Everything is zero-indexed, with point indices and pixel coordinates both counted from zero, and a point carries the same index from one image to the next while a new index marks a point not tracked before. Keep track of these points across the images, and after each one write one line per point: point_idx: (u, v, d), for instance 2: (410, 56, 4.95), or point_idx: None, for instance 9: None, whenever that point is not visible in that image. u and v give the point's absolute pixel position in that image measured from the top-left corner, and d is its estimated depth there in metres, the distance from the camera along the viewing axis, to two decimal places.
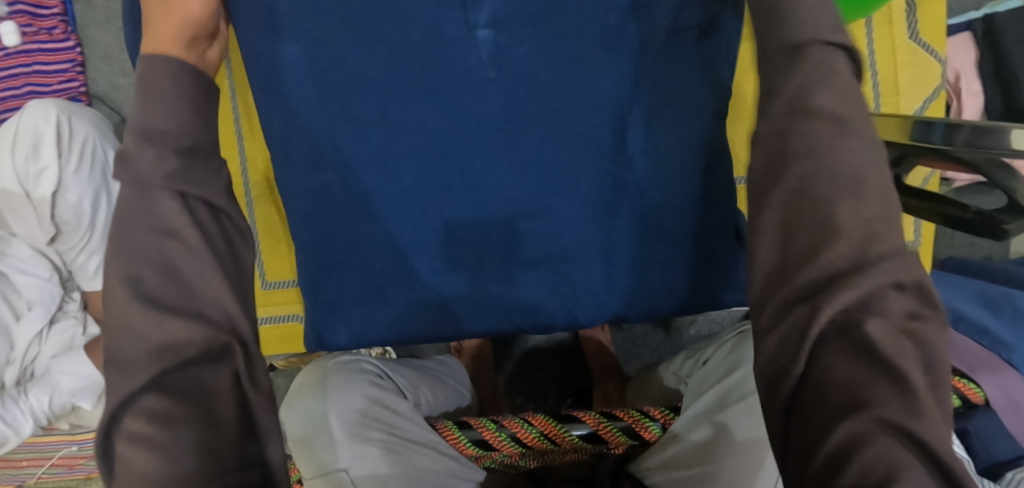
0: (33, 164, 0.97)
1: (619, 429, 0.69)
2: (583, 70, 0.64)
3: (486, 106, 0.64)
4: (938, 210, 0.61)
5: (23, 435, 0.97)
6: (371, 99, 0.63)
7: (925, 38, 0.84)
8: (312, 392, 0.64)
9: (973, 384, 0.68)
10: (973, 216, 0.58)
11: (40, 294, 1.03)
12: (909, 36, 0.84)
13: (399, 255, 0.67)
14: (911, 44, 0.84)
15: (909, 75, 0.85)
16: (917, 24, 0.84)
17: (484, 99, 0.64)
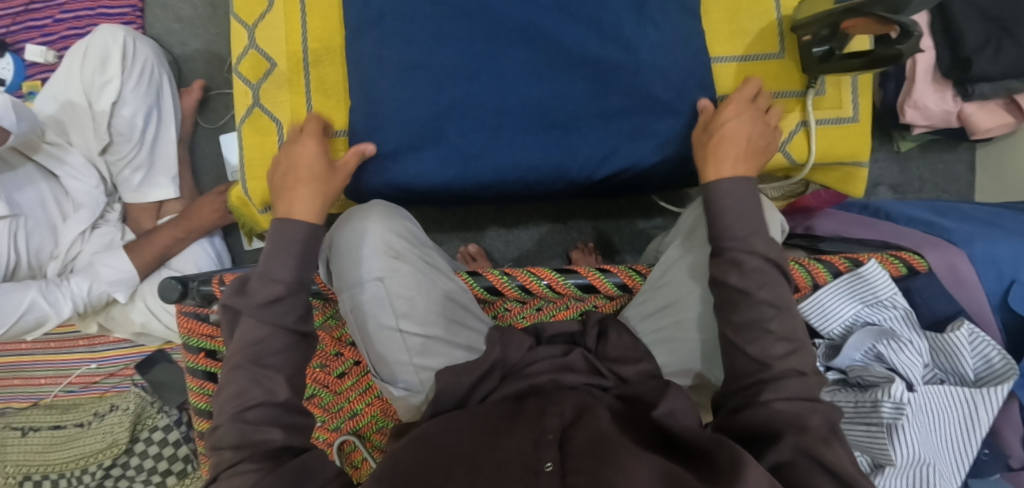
0: (98, 76, 1.10)
1: (611, 281, 0.77)
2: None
3: None
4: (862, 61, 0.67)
5: (62, 317, 1.06)
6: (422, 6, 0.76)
7: None
8: (359, 212, 0.71)
9: (918, 255, 0.76)
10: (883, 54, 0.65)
11: (87, 197, 1.14)
12: None
13: (433, 110, 0.75)
14: None
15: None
16: None
17: None
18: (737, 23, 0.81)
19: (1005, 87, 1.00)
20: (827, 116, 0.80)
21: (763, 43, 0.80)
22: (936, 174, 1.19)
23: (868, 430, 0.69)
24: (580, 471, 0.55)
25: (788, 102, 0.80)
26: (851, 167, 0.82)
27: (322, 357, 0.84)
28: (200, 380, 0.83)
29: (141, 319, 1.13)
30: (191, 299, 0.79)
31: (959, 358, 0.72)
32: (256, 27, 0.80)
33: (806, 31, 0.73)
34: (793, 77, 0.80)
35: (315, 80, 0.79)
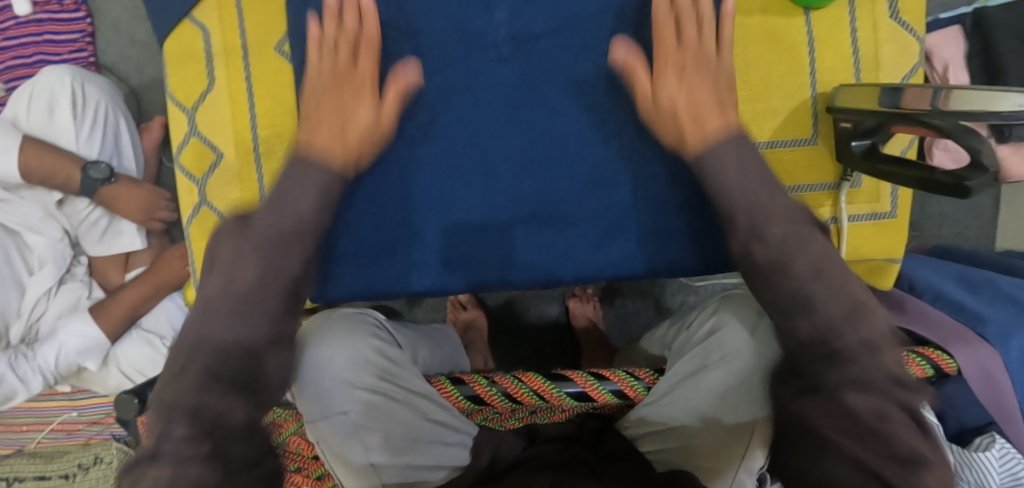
0: (47, 124, 0.98)
1: (607, 389, 0.71)
2: (589, 71, 0.71)
3: (511, 43, 0.71)
4: (912, 174, 0.61)
5: (32, 391, 0.99)
6: (404, 99, 0.70)
7: (905, 18, 0.72)
8: (319, 336, 0.66)
9: (947, 355, 0.69)
10: (945, 178, 0.58)
11: (52, 252, 1.05)
12: (889, 15, 0.72)
13: (412, 208, 0.72)
14: (892, 23, 0.72)
15: (889, 51, 0.72)
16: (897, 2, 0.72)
17: (510, 35, 0.71)
18: (766, 101, 0.71)
19: None
20: (861, 211, 0.73)
21: (793, 127, 0.71)
22: (960, 210, 1.10)
23: None
24: None
25: (818, 194, 0.72)
26: (881, 261, 0.75)
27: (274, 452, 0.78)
28: None
29: (116, 382, 1.08)
30: (153, 409, 0.73)
31: (987, 475, 0.66)
32: (196, 110, 0.71)
33: (847, 118, 0.65)
34: (826, 165, 0.72)
35: (268, 173, 0.69)
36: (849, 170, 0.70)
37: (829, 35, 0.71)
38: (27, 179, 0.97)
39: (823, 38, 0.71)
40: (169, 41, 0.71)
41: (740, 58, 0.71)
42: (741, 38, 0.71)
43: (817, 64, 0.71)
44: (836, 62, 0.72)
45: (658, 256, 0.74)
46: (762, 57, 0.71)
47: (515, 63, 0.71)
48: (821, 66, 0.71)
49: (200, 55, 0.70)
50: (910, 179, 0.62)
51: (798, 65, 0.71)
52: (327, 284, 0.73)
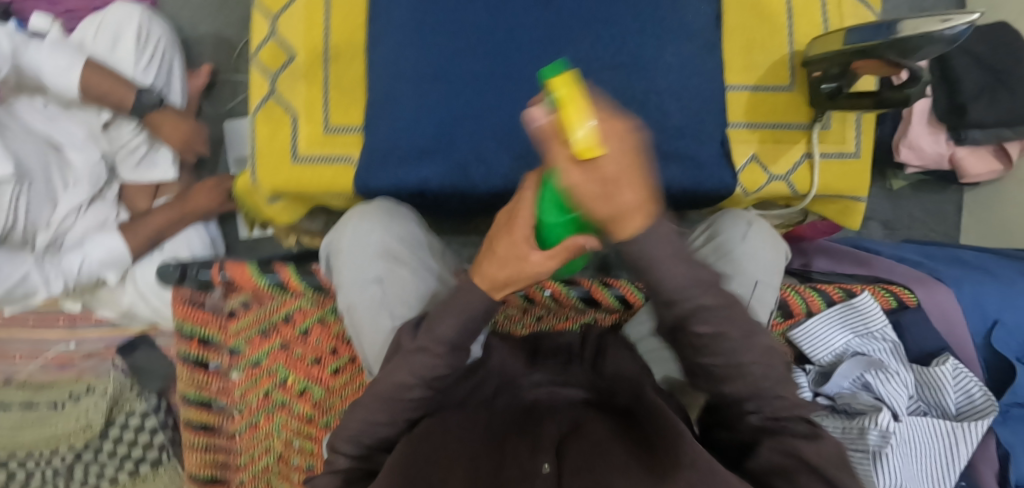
0: (110, 50, 1.07)
1: (611, 294, 0.80)
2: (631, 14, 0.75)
3: None
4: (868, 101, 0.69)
5: (50, 294, 1.03)
6: (450, 20, 0.75)
7: None
8: (362, 218, 0.72)
9: (909, 290, 0.80)
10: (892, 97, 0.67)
11: (88, 171, 1.10)
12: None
13: (446, 119, 0.74)
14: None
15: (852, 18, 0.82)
16: None
17: None
18: (751, 55, 0.77)
19: (995, 135, 1.04)
20: (830, 150, 0.77)
21: (775, 76, 0.77)
22: (926, 214, 1.24)
23: (853, 455, 0.69)
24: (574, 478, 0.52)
25: (793, 134, 0.78)
26: (848, 200, 0.80)
27: (295, 343, 0.82)
28: (191, 367, 0.81)
29: (129, 301, 1.12)
30: (188, 284, 0.79)
31: (943, 392, 0.74)
32: (279, 16, 0.77)
33: (817, 66, 0.73)
34: (799, 108, 0.77)
35: (334, 74, 0.76)
36: (819, 113, 0.76)
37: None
38: (83, 96, 1.04)
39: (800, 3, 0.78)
40: None
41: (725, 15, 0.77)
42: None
43: (793, 26, 0.78)
44: (806, 24, 0.78)
45: (682, 181, 0.75)
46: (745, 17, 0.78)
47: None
48: (798, 32, 0.77)
49: None
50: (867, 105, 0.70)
51: (777, 27, 0.77)
52: (362, 181, 0.76)
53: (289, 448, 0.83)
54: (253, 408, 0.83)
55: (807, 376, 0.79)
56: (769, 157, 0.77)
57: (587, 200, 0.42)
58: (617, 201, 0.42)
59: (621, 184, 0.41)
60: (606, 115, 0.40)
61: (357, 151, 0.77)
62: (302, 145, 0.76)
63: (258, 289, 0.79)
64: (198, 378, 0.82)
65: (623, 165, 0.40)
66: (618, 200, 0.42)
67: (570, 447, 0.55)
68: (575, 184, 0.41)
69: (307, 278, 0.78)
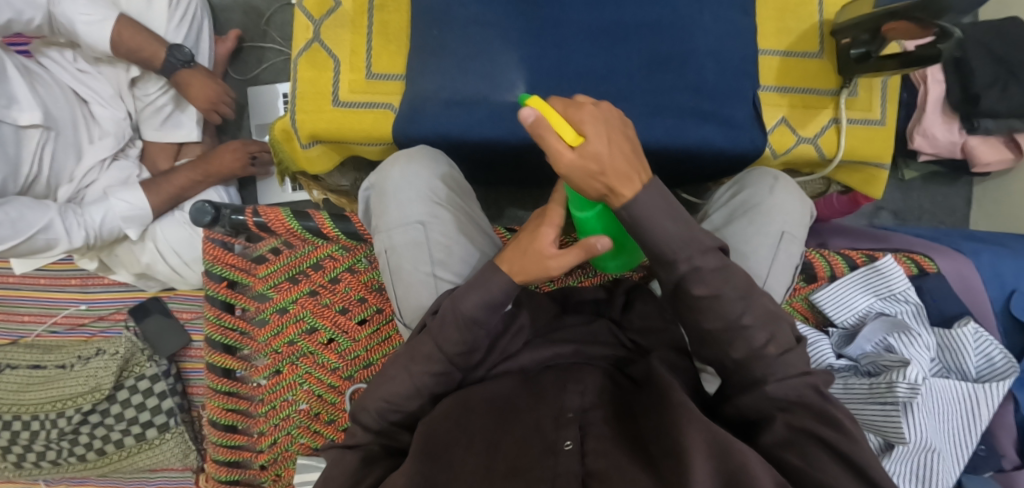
0: (143, 8, 1.07)
1: None
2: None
3: None
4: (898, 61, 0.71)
5: (71, 246, 1.02)
6: None
7: None
8: (403, 160, 0.72)
9: (929, 258, 0.82)
10: (921, 53, 0.68)
11: (114, 127, 1.11)
12: None
13: (486, 72, 0.75)
14: None
15: None
16: None
17: None
18: (783, 21, 0.80)
19: (1006, 126, 1.08)
20: (857, 117, 0.79)
21: (806, 42, 0.79)
22: (936, 206, 1.28)
23: (883, 409, 0.69)
24: (600, 454, 0.55)
25: (821, 99, 0.79)
26: (872, 168, 0.82)
27: (323, 291, 0.82)
28: (218, 310, 0.82)
29: (147, 259, 1.11)
30: (221, 227, 0.80)
31: (964, 355, 0.75)
32: None
33: (848, 33, 0.75)
34: (827, 75, 0.79)
35: (378, 23, 0.77)
36: (848, 79, 0.78)
37: None
38: (114, 51, 1.05)
39: None
40: None
41: None
42: None
43: None
44: None
45: (716, 140, 0.77)
46: None
47: None
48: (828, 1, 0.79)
49: None
50: (896, 66, 0.72)
51: None
52: (403, 126, 0.76)
53: (311, 400, 0.83)
54: (277, 356, 0.83)
55: (831, 338, 0.80)
56: (798, 121, 0.79)
57: (584, 181, 0.53)
58: (607, 180, 0.53)
59: (605, 161, 0.52)
60: (587, 114, 0.52)
61: (397, 99, 0.77)
62: (343, 91, 0.77)
63: (291, 233, 0.79)
64: (225, 323, 0.82)
65: (603, 147, 0.51)
66: (606, 179, 0.53)
67: (593, 429, 0.58)
68: (569, 167, 0.52)
69: (342, 225, 0.78)
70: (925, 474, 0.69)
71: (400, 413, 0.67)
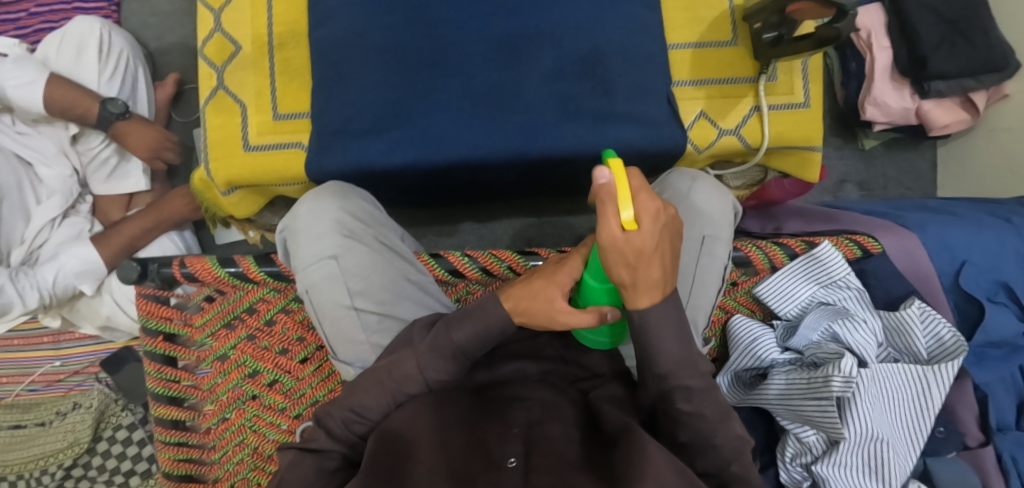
0: (74, 64, 1.07)
1: None
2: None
3: None
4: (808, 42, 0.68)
5: (26, 308, 1.03)
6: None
7: None
8: (312, 196, 0.72)
9: (873, 238, 0.78)
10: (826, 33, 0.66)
11: (60, 185, 1.11)
12: None
13: (391, 99, 0.74)
14: None
15: None
16: None
17: None
18: (694, 11, 0.77)
19: (960, 86, 1.06)
20: (779, 102, 0.77)
21: (717, 31, 0.77)
22: (900, 172, 1.25)
23: (821, 404, 0.67)
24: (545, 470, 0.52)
25: (741, 87, 0.77)
26: (804, 151, 0.79)
27: (261, 334, 0.82)
28: (159, 364, 0.82)
29: (108, 312, 1.12)
30: (151, 281, 0.80)
31: (912, 336, 0.73)
32: (222, 11, 0.77)
33: (756, 17, 0.73)
34: (743, 63, 0.77)
35: (280, 62, 0.77)
36: (764, 64, 0.75)
37: None
38: (49, 111, 1.04)
39: None
40: None
41: None
42: None
43: None
44: None
45: (635, 142, 0.75)
46: None
47: None
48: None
49: None
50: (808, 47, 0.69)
51: None
52: (315, 161, 0.75)
53: (264, 441, 0.83)
54: (224, 402, 0.83)
55: (775, 332, 0.78)
56: (717, 113, 0.77)
57: (616, 264, 0.52)
58: (636, 273, 0.53)
59: (644, 257, 0.52)
60: (650, 204, 0.51)
61: (307, 136, 0.77)
62: (253, 134, 0.76)
63: (220, 280, 0.79)
64: (166, 376, 0.82)
65: (651, 243, 0.51)
66: (636, 272, 0.53)
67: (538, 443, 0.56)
68: (610, 246, 0.51)
69: (266, 266, 0.78)
70: (875, 466, 0.66)
71: (366, 424, 0.64)
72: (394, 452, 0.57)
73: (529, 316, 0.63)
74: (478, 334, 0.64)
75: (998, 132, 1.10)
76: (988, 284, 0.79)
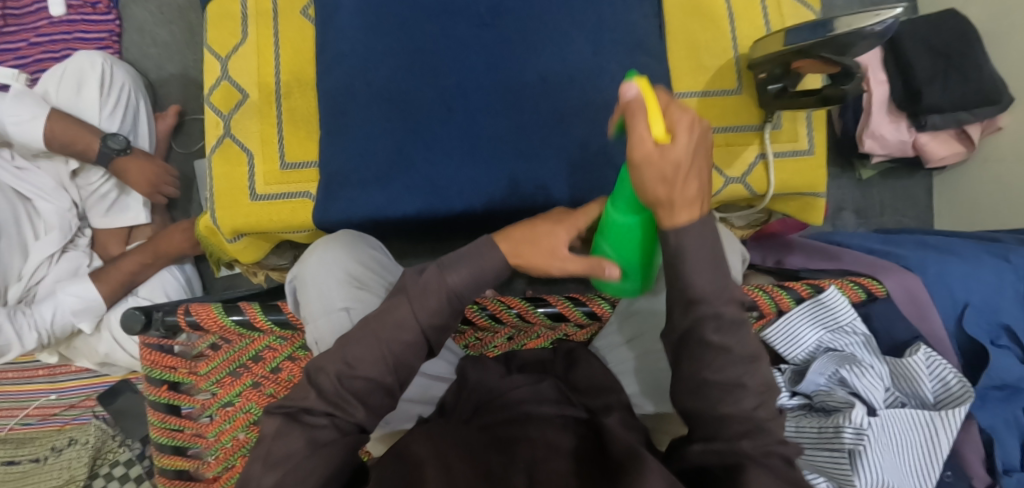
0: (73, 99, 1.05)
1: (579, 309, 0.77)
2: (584, 30, 0.76)
3: (494, 8, 0.76)
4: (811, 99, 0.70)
5: (26, 348, 1.02)
6: (397, 49, 0.75)
7: None
8: (324, 247, 0.72)
9: (877, 281, 0.79)
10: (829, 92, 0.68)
11: (59, 220, 1.08)
12: None
13: (398, 148, 0.74)
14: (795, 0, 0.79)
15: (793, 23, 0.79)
16: None
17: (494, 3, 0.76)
18: (699, 60, 0.78)
19: (954, 119, 1.06)
20: (784, 149, 0.77)
21: (723, 80, 0.77)
22: (897, 200, 1.25)
23: (833, 455, 0.69)
24: None
25: (747, 135, 0.78)
26: (809, 196, 0.80)
27: (266, 381, 0.81)
28: (163, 413, 0.81)
29: (107, 348, 1.10)
30: (154, 330, 0.79)
31: (918, 381, 0.74)
32: (229, 59, 0.77)
33: (762, 68, 0.73)
34: (749, 111, 0.77)
35: (286, 110, 0.76)
36: (770, 113, 0.76)
37: None
38: (48, 146, 1.02)
39: (741, 12, 0.78)
40: (212, 3, 0.79)
41: (667, 24, 0.78)
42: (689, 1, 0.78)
43: (737, 32, 0.78)
44: (751, 30, 0.78)
45: None
46: (692, 25, 0.78)
47: (488, 22, 0.76)
48: (741, 35, 0.78)
49: (236, 15, 0.77)
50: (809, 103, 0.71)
51: (721, 33, 0.78)
52: (322, 210, 0.75)
53: None
54: (228, 450, 0.83)
55: (783, 376, 0.78)
56: (724, 161, 0.77)
57: (652, 179, 0.49)
58: (671, 190, 0.51)
59: (681, 168, 0.49)
60: (683, 116, 0.49)
61: (314, 185, 0.77)
62: (259, 184, 0.76)
63: (224, 328, 0.78)
64: (170, 425, 0.82)
65: (688, 154, 0.49)
66: (672, 189, 0.51)
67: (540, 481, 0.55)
68: (642, 160, 0.49)
69: (273, 314, 0.77)
70: None
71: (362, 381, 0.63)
72: (400, 468, 0.57)
73: (526, 259, 0.64)
74: (472, 279, 0.64)
75: (993, 163, 1.11)
76: (988, 327, 0.78)
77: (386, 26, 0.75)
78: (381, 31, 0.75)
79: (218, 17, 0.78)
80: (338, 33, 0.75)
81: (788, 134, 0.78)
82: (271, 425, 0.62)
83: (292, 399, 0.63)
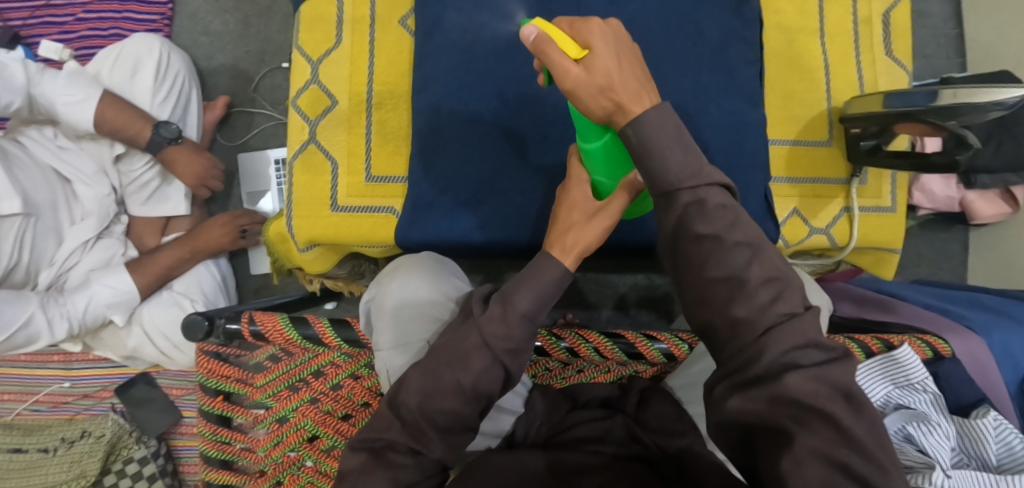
0: (126, 83, 1.01)
1: (656, 348, 0.77)
2: (683, 70, 0.75)
3: None
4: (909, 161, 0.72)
5: (54, 339, 0.98)
6: (498, 71, 0.73)
7: (897, 55, 0.81)
8: (408, 274, 0.70)
9: (943, 340, 0.82)
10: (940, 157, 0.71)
11: (98, 206, 1.05)
12: (884, 52, 0.81)
13: (492, 172, 0.73)
14: (887, 59, 0.81)
15: (884, 82, 0.81)
16: (890, 43, 0.81)
17: None
18: (791, 110, 0.79)
19: (1003, 180, 1.07)
20: (867, 205, 0.79)
21: (815, 131, 0.78)
22: (934, 252, 1.28)
23: None
24: None
25: (832, 188, 0.79)
26: (884, 251, 0.81)
27: (324, 398, 0.78)
28: (214, 425, 0.79)
29: (135, 343, 1.06)
30: (214, 338, 0.78)
31: (984, 444, 0.73)
32: (320, 63, 0.77)
33: (857, 124, 0.74)
34: (837, 164, 0.78)
35: (376, 122, 0.75)
36: (858, 168, 0.77)
37: (837, 47, 0.81)
38: (96, 130, 0.98)
39: (835, 69, 0.80)
40: (305, 5, 0.78)
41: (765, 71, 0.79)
42: (779, 50, 0.80)
43: (830, 86, 0.80)
44: (843, 85, 0.80)
45: None
46: (786, 74, 0.80)
47: None
48: (835, 90, 0.80)
49: (331, 19, 0.77)
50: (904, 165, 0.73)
51: (815, 84, 0.80)
52: (405, 227, 0.73)
53: None
54: (277, 467, 0.79)
55: None
56: (809, 211, 0.78)
57: (590, 95, 0.52)
58: (615, 96, 0.52)
59: (612, 74, 0.51)
60: (591, 27, 0.52)
61: (398, 201, 0.75)
62: (341, 195, 0.74)
63: (289, 341, 0.76)
64: (220, 438, 0.79)
65: (607, 58, 0.51)
66: (614, 96, 0.52)
67: None
68: (575, 83, 0.52)
69: (344, 332, 0.75)
70: None
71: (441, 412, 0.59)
72: None
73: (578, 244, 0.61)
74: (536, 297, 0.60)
75: None
76: None
77: (490, 47, 0.73)
78: (481, 51, 0.74)
79: (312, 22, 0.78)
80: (438, 49, 0.73)
81: (875, 190, 0.79)
82: (355, 460, 0.59)
83: (376, 433, 0.60)
